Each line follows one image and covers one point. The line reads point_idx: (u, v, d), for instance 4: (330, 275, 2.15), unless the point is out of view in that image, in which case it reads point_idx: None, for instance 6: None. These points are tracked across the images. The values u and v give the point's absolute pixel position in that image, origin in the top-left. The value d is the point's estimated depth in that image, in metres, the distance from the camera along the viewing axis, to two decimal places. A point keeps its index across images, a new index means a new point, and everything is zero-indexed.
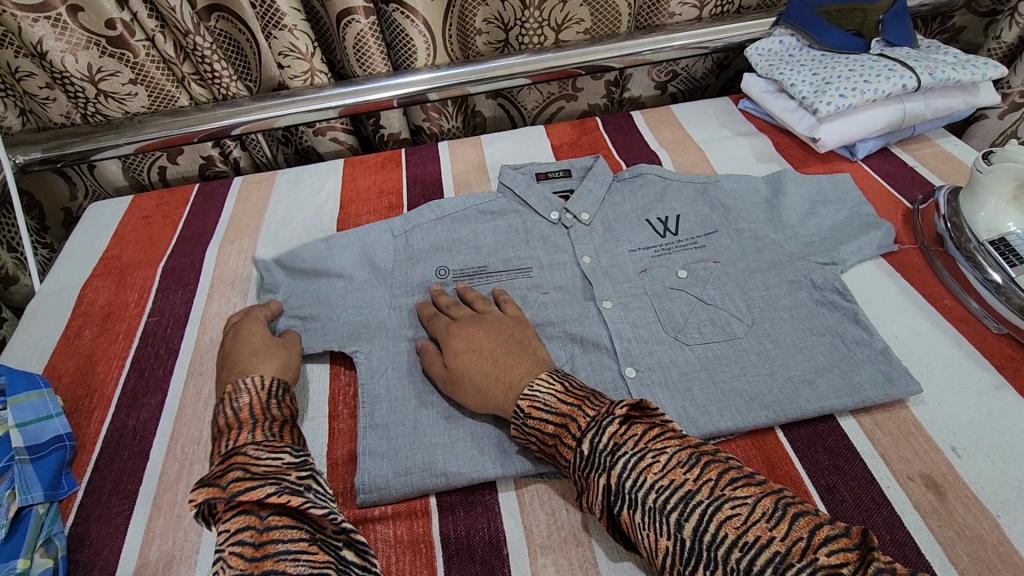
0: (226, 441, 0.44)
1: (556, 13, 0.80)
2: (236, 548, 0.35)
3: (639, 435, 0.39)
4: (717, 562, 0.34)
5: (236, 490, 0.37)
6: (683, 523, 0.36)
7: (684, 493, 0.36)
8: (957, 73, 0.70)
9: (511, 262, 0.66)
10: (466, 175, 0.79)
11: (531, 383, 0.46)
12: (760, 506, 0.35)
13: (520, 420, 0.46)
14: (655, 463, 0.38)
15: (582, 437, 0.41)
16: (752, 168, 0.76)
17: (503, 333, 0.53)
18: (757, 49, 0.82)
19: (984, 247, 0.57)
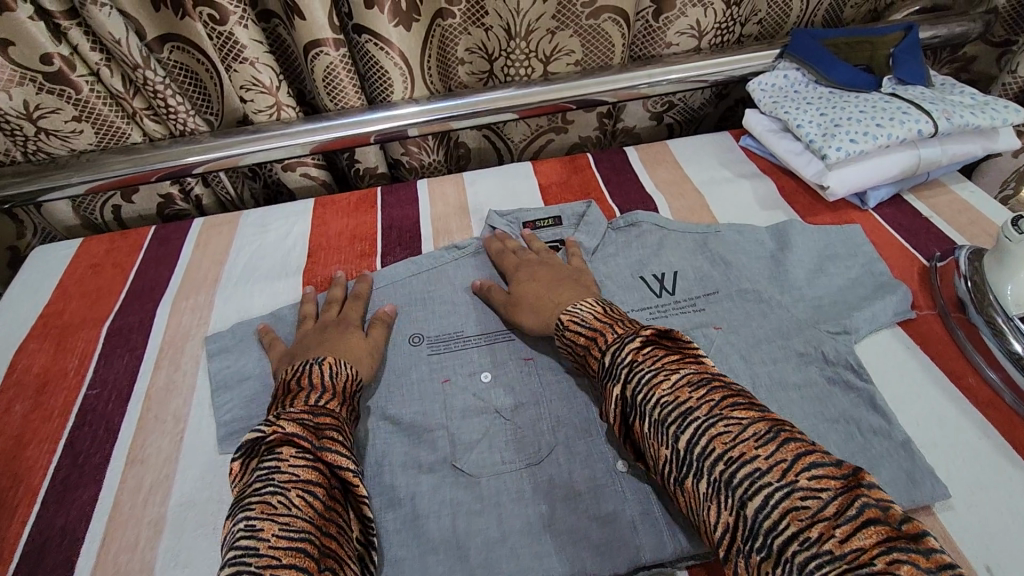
0: (313, 393, 0.47)
1: (544, 45, 0.74)
2: (308, 499, 0.39)
3: (659, 355, 0.42)
4: (704, 471, 0.37)
5: (326, 449, 0.42)
6: (680, 435, 0.38)
7: (685, 409, 0.39)
8: (977, 118, 0.65)
9: (492, 324, 0.60)
10: (446, 220, 0.73)
11: (576, 303, 0.51)
12: (755, 428, 0.36)
13: (560, 331, 0.51)
14: (666, 380, 0.40)
15: (608, 351, 0.45)
16: (755, 216, 0.70)
17: (563, 276, 0.59)
18: (759, 84, 0.77)
19: (1014, 322, 0.52)
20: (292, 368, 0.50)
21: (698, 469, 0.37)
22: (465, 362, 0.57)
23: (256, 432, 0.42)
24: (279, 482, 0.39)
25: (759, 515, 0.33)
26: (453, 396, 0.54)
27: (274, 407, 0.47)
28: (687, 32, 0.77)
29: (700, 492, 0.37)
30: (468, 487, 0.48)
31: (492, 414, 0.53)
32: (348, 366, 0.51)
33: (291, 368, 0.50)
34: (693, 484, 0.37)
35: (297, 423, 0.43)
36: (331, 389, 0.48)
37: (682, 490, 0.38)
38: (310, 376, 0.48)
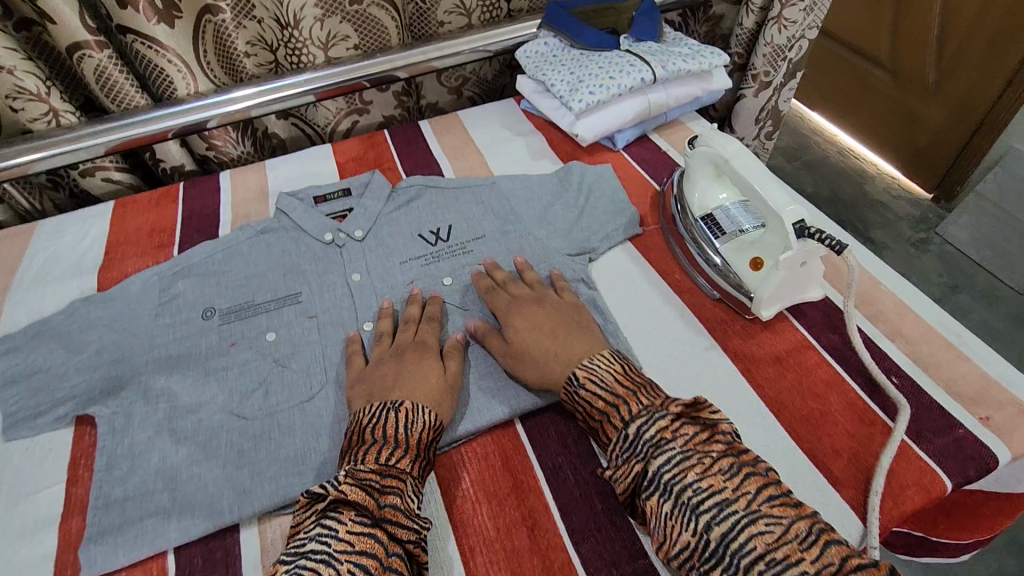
0: (385, 449, 0.45)
1: (316, 32, 0.79)
2: (362, 571, 0.38)
3: (690, 436, 0.44)
4: (740, 567, 0.38)
5: (388, 517, 0.42)
6: (712, 526, 0.39)
7: (721, 499, 0.40)
8: (687, 64, 0.78)
9: (280, 291, 0.65)
10: (245, 205, 0.77)
11: (591, 359, 0.51)
12: (795, 527, 0.38)
13: (573, 388, 0.50)
14: (699, 464, 0.42)
15: (630, 422, 0.45)
16: (526, 167, 0.80)
17: (558, 320, 0.56)
18: (525, 53, 0.86)
19: (699, 224, 0.63)
20: (366, 413, 0.48)
21: (721, 556, 0.38)
22: (252, 326, 0.62)
23: (320, 489, 0.42)
24: (335, 552, 0.39)
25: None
26: (239, 354, 0.59)
27: (344, 457, 0.46)
28: (455, 11, 0.87)
29: None
30: (242, 428, 0.53)
31: (271, 364, 0.58)
32: (426, 414, 0.49)
33: (364, 411, 0.49)
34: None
35: (360, 487, 0.42)
36: (409, 444, 0.46)
37: None
38: (385, 427, 0.47)
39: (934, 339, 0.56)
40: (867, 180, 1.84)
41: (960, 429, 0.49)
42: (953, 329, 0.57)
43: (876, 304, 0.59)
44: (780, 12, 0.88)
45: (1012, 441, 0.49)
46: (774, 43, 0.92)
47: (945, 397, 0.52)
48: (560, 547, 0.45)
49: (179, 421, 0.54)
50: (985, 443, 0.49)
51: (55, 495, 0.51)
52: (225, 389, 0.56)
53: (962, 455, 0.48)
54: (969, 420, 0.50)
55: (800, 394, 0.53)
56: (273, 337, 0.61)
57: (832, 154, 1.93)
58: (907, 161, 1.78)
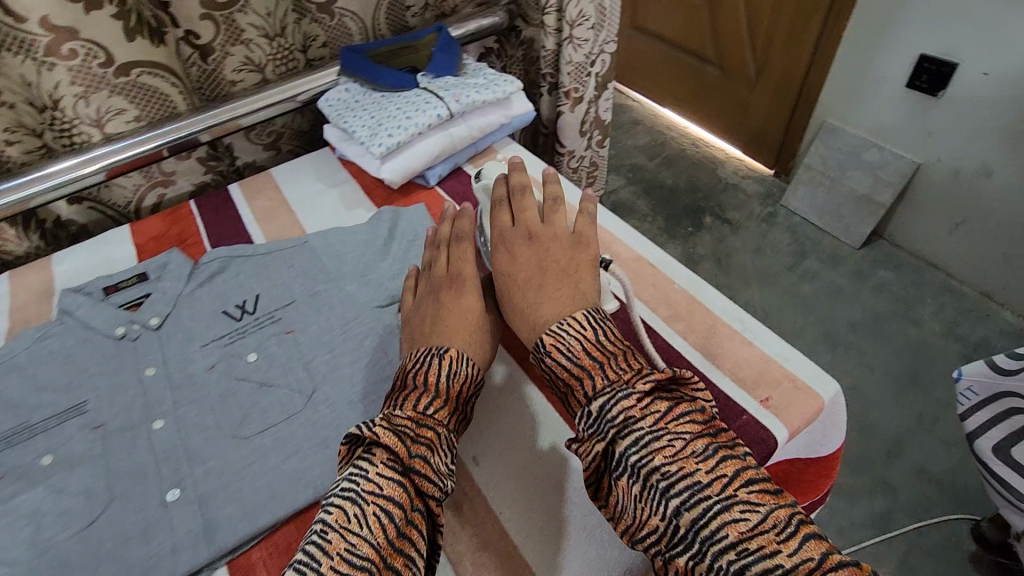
0: (425, 396, 0.47)
1: (83, 110, 0.73)
2: (388, 516, 0.39)
3: (661, 413, 0.41)
4: (707, 557, 0.35)
5: (417, 468, 0.43)
6: (682, 511, 0.37)
7: (694, 483, 0.37)
8: (482, 95, 0.79)
9: (61, 404, 0.59)
10: (25, 310, 0.69)
11: (561, 323, 0.48)
12: (773, 517, 0.35)
13: (541, 354, 0.48)
14: (668, 447, 0.39)
15: (595, 398, 0.43)
16: (340, 219, 0.78)
17: (551, 264, 0.54)
18: (327, 101, 0.84)
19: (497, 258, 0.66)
20: (414, 357, 0.51)
21: (690, 543, 0.37)
22: (26, 452, 0.55)
23: (359, 428, 0.43)
24: (362, 492, 0.40)
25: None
26: (8, 487, 0.52)
27: (388, 401, 0.48)
28: (244, 68, 0.83)
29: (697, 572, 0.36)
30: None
31: (45, 492, 0.52)
32: (467, 365, 0.51)
33: (412, 357, 0.51)
34: (687, 563, 0.37)
35: (394, 433, 0.43)
36: (439, 396, 0.48)
37: (669, 566, 0.38)
38: (427, 372, 0.49)
39: (720, 329, 0.60)
40: (718, 165, 1.97)
41: (744, 414, 0.52)
42: (736, 316, 0.60)
43: (669, 304, 0.62)
44: (571, 33, 0.93)
45: (788, 417, 0.52)
46: (574, 61, 0.96)
47: (730, 385, 0.54)
48: None
49: None
50: (765, 424, 0.51)
51: None
52: None
53: (748, 442, 0.50)
54: (752, 405, 0.53)
55: None
56: (49, 461, 0.54)
57: (685, 146, 2.06)
58: (748, 143, 1.93)
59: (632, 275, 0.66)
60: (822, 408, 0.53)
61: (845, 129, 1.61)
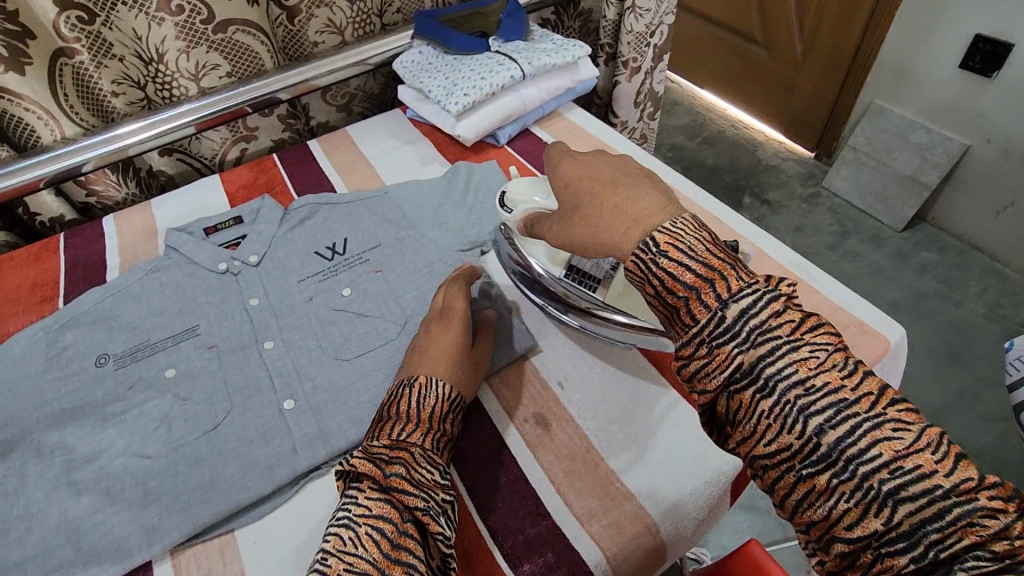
0: (399, 424, 0.46)
1: (183, 65, 0.78)
2: (376, 535, 0.39)
3: (795, 323, 0.38)
4: (854, 472, 0.34)
5: (397, 487, 0.42)
6: (825, 428, 0.35)
7: (839, 400, 0.35)
8: (552, 58, 0.82)
9: (176, 327, 0.65)
10: (133, 247, 0.75)
11: (672, 220, 0.43)
12: (927, 435, 0.34)
13: (650, 255, 0.42)
14: (809, 358, 0.37)
15: (730, 301, 0.39)
16: (416, 173, 0.82)
17: (617, 178, 0.48)
18: (401, 63, 0.89)
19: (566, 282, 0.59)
20: (390, 389, 0.50)
21: (837, 459, 0.34)
22: (150, 366, 0.61)
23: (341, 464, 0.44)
24: (353, 517, 0.40)
25: (926, 527, 0.32)
26: (137, 394, 0.58)
27: (366, 433, 0.47)
28: (326, 30, 0.88)
29: (834, 489, 0.34)
30: (146, 467, 0.52)
31: (172, 399, 0.58)
32: (440, 386, 0.49)
33: (389, 391, 0.50)
34: (831, 481, 0.34)
35: (370, 460, 0.43)
36: (412, 418, 0.46)
37: (803, 483, 0.36)
38: (402, 402, 0.48)
39: (788, 277, 0.63)
40: (758, 146, 1.98)
41: None
42: (804, 267, 0.63)
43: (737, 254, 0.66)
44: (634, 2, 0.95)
45: (856, 355, 0.56)
46: (636, 30, 0.99)
47: None
48: (468, 521, 0.48)
49: (77, 471, 0.52)
50: None
51: None
52: (125, 432, 0.55)
53: None
54: None
55: None
56: (172, 374, 0.60)
57: (725, 128, 2.06)
58: (790, 125, 1.92)
59: None
60: (888, 348, 0.56)
61: (891, 109, 1.60)
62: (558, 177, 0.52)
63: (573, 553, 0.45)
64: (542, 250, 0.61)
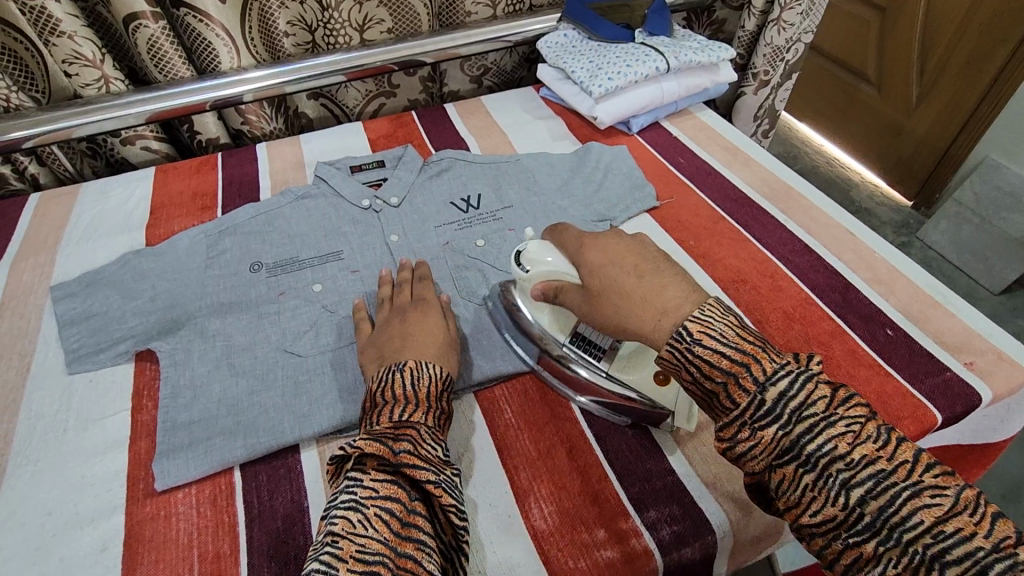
0: (396, 406, 0.46)
1: (354, 14, 0.86)
2: (384, 515, 0.38)
3: (828, 400, 0.39)
4: (816, 466, 0.38)
5: (405, 461, 0.41)
6: (868, 503, 0.36)
7: (877, 471, 0.37)
8: (697, 56, 0.85)
9: (323, 249, 0.70)
10: (283, 174, 0.81)
11: (700, 308, 0.43)
12: (869, 430, 0.38)
13: (683, 344, 0.43)
14: (845, 434, 0.38)
15: (774, 383, 0.39)
16: (548, 147, 0.86)
17: (643, 256, 0.49)
18: (546, 43, 0.92)
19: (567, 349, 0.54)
20: (376, 377, 0.50)
21: (800, 454, 0.38)
22: (299, 278, 0.66)
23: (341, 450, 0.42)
24: (360, 498, 0.39)
25: (885, 513, 0.36)
26: (288, 300, 0.63)
27: (361, 421, 0.47)
28: (481, 2, 0.93)
29: (881, 555, 0.36)
30: (297, 363, 0.57)
31: (321, 309, 0.62)
32: (432, 368, 0.50)
33: (375, 376, 0.50)
34: (796, 472, 0.38)
35: (375, 440, 0.42)
36: (408, 400, 0.46)
37: (851, 551, 0.37)
38: (393, 387, 0.48)
39: (922, 298, 0.63)
40: (852, 188, 1.93)
41: (948, 371, 0.56)
42: (939, 289, 0.63)
43: (871, 267, 0.66)
44: (780, 15, 0.95)
45: (993, 381, 0.55)
46: (774, 43, 1.00)
47: (933, 344, 0.58)
48: (594, 463, 0.50)
49: (236, 357, 0.58)
50: (969, 382, 0.55)
51: (120, 419, 0.54)
52: (278, 330, 0.60)
53: (951, 393, 0.54)
54: (957, 364, 0.56)
55: (806, 340, 0.59)
56: (319, 288, 0.65)
57: (820, 164, 2.03)
58: (891, 171, 1.88)
59: (831, 239, 0.70)
60: None
61: (1008, 167, 1.50)
62: (578, 255, 0.52)
63: (697, 510, 0.47)
64: (547, 315, 0.56)
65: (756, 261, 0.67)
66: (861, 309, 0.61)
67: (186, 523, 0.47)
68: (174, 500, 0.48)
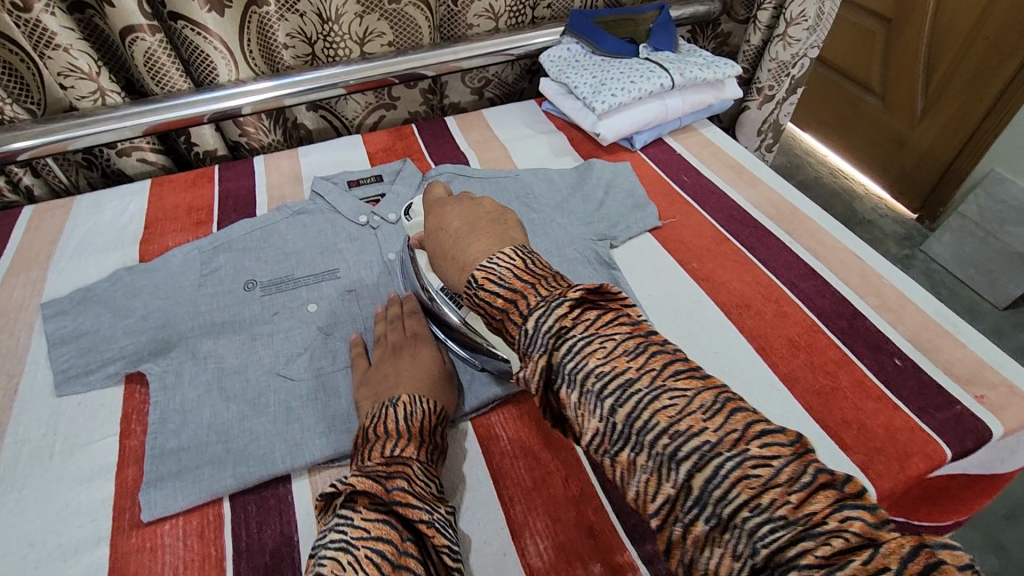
0: (388, 441, 0.46)
1: (355, 27, 0.85)
2: (376, 554, 0.36)
3: (737, 433, 0.31)
4: (721, 519, 0.30)
5: (399, 498, 0.40)
6: (761, 554, 0.29)
7: (773, 523, 0.29)
8: (702, 72, 0.83)
9: (319, 267, 0.68)
10: (280, 188, 0.80)
11: (533, 308, 0.39)
12: (789, 472, 0.30)
13: (520, 331, 0.39)
14: (751, 476, 0.30)
15: (528, 317, 0.38)
16: (549, 162, 0.85)
17: (486, 219, 0.49)
18: (549, 57, 0.91)
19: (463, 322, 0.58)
20: (370, 416, 0.49)
21: (704, 505, 0.31)
22: (294, 298, 0.65)
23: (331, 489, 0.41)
24: (351, 538, 0.37)
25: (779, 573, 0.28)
26: (282, 321, 0.62)
27: (351, 459, 0.46)
28: (484, 14, 0.92)
29: None
30: (289, 388, 0.56)
31: (315, 331, 0.61)
32: (423, 403, 0.50)
33: (368, 414, 0.50)
34: (705, 530, 0.31)
35: (367, 477, 0.42)
36: (402, 433, 0.46)
37: None
38: (386, 422, 0.48)
39: (930, 326, 0.61)
40: (856, 200, 1.92)
41: (958, 405, 0.54)
42: (949, 318, 0.62)
43: (878, 293, 0.65)
44: (786, 30, 0.94)
45: (1005, 416, 0.54)
46: (780, 59, 0.98)
47: (942, 375, 0.57)
48: (592, 495, 0.49)
49: (228, 380, 0.56)
50: (979, 416, 0.53)
51: (107, 444, 0.53)
52: (271, 353, 0.59)
53: (961, 428, 0.53)
54: (966, 398, 0.55)
55: (812, 370, 0.57)
56: (314, 309, 0.64)
57: (823, 175, 2.01)
58: (895, 183, 1.86)
59: (838, 262, 0.68)
60: None
61: (1014, 181, 1.47)
62: (431, 223, 0.52)
63: None
64: (464, 307, 0.58)
65: (760, 285, 0.66)
66: (868, 338, 0.60)
67: (172, 556, 0.46)
68: (160, 531, 0.47)
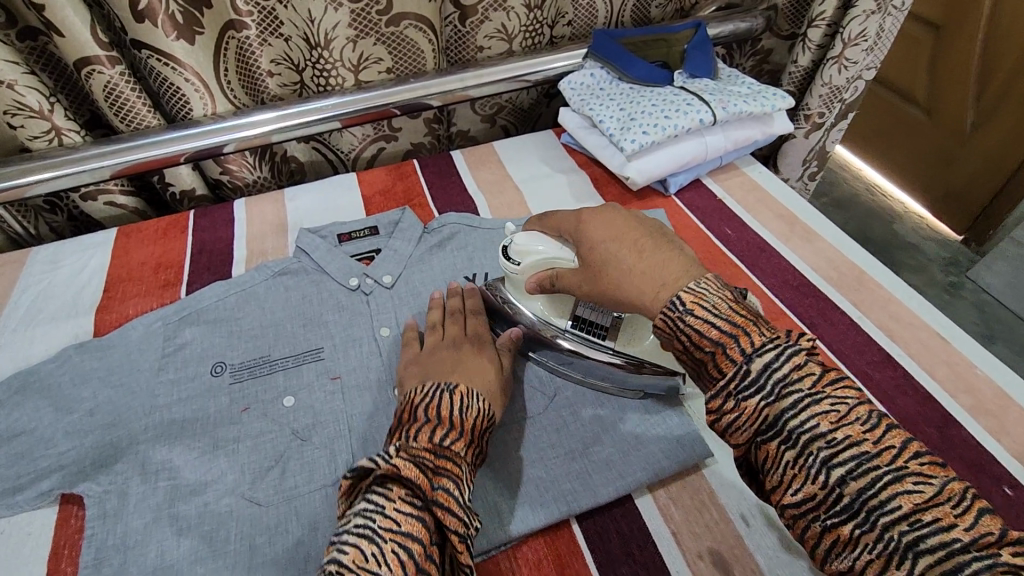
0: (440, 429, 0.42)
1: (348, 53, 0.73)
2: (405, 555, 0.34)
3: (815, 376, 0.37)
4: (799, 445, 0.35)
5: (438, 501, 0.37)
6: (847, 485, 0.34)
7: (860, 453, 0.34)
8: (749, 105, 0.72)
9: (299, 345, 0.58)
10: (261, 241, 0.70)
11: (697, 282, 0.43)
12: (858, 408, 0.35)
13: (676, 313, 0.42)
14: (830, 412, 0.35)
15: (753, 355, 0.38)
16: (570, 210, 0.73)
17: (651, 234, 0.50)
18: (569, 83, 0.80)
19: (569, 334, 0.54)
20: (420, 391, 0.45)
21: (855, 512, 0.33)
22: (268, 388, 0.55)
23: (370, 463, 0.38)
24: (378, 528, 0.35)
25: (863, 495, 0.33)
26: (251, 420, 0.52)
27: (392, 434, 0.43)
28: (495, 36, 0.81)
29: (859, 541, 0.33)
30: (255, 517, 0.46)
31: (290, 436, 0.51)
32: (480, 400, 0.45)
33: (419, 390, 0.46)
34: (853, 531, 0.33)
35: (414, 464, 0.38)
36: (452, 426, 0.42)
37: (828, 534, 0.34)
38: (440, 407, 0.43)
39: None
40: (897, 219, 1.78)
41: None
42: None
43: (973, 391, 0.53)
44: (842, 52, 0.82)
45: None
46: (833, 83, 0.86)
47: None
48: None
49: (181, 505, 0.46)
50: None
51: None
52: (236, 467, 0.49)
53: None
54: None
55: None
56: (291, 404, 0.53)
57: (859, 191, 1.87)
58: (940, 202, 1.72)
59: (919, 347, 0.57)
60: None
61: None
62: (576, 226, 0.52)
63: None
64: (540, 304, 0.56)
65: None
66: (966, 454, 0.48)
67: None
68: None
